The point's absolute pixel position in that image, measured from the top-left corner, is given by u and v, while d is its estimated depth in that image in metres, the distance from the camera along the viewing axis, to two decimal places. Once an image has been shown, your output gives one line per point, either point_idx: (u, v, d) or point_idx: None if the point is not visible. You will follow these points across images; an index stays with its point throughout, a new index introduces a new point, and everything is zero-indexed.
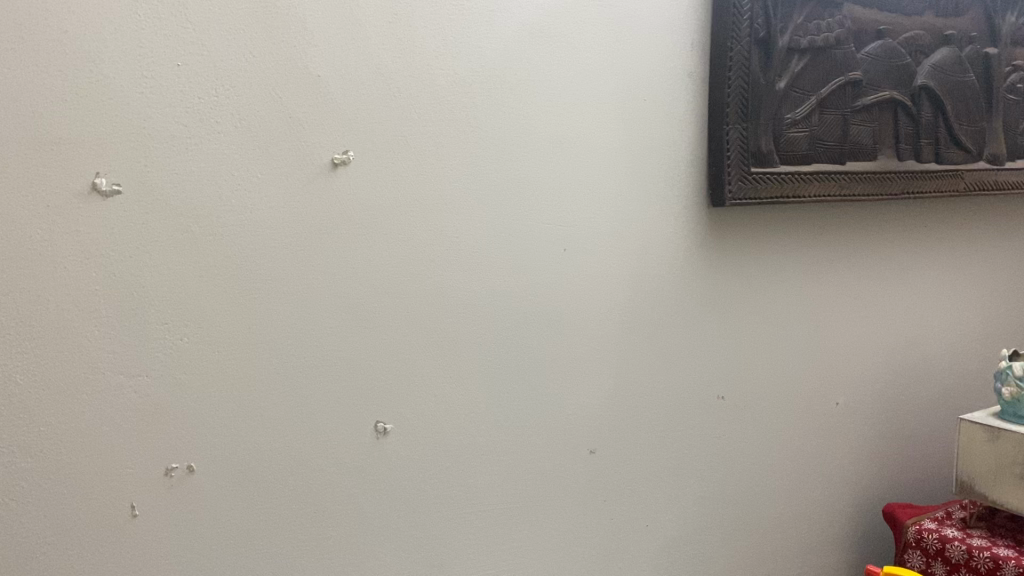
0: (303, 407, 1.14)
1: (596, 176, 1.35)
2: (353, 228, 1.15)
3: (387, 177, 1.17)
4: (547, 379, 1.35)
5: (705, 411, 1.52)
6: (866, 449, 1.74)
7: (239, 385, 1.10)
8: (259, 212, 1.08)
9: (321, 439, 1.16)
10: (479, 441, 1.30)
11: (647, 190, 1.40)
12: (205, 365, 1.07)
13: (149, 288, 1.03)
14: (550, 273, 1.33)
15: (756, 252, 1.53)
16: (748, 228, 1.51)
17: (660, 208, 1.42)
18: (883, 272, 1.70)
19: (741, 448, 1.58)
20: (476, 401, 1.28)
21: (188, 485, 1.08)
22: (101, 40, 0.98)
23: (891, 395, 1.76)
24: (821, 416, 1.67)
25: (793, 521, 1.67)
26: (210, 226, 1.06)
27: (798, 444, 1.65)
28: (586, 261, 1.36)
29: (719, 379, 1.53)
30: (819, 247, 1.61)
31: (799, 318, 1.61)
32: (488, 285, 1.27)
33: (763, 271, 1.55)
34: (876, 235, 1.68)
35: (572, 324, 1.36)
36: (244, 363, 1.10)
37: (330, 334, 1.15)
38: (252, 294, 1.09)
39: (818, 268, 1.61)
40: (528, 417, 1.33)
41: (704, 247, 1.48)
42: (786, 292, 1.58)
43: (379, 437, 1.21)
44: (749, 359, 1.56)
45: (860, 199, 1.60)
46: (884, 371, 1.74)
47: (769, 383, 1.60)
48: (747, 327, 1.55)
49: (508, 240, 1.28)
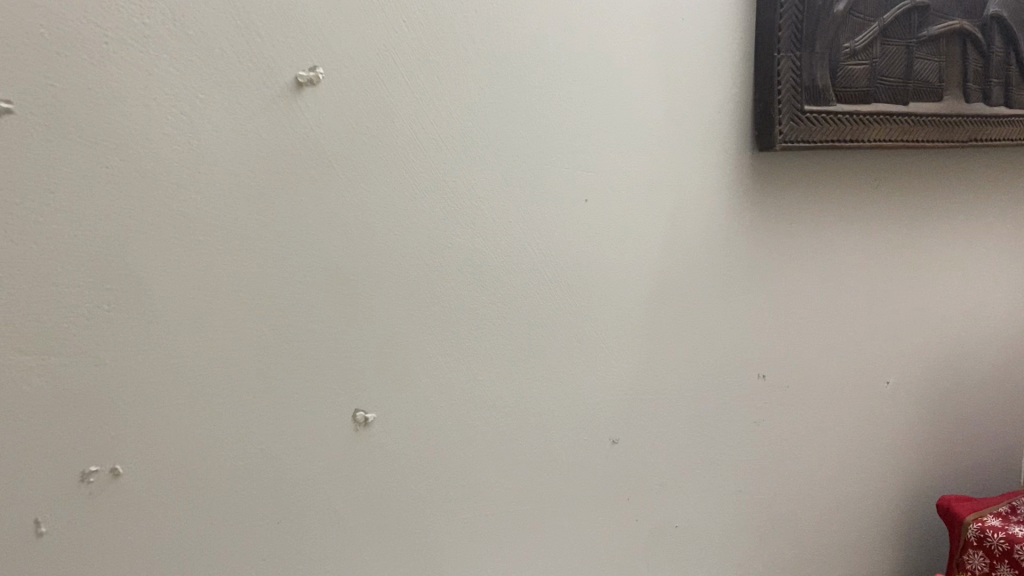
0: (250, 392, 0.91)
1: (626, 110, 1.12)
2: (325, 169, 0.92)
3: (367, 108, 0.94)
4: (561, 356, 1.12)
5: (742, 393, 1.31)
6: (921, 436, 1.53)
7: (178, 365, 0.87)
8: (201, 146, 0.85)
9: (279, 433, 0.93)
10: (481, 431, 1.07)
11: (681, 130, 1.17)
12: (133, 340, 0.84)
13: (57, 242, 0.80)
14: (566, 228, 1.10)
15: (803, 207, 1.31)
16: (795, 178, 1.29)
17: (696, 154, 1.19)
18: (944, 233, 1.48)
19: (782, 435, 1.37)
20: (476, 382, 1.06)
21: (115, 492, 0.86)
22: None
23: (949, 376, 1.54)
24: (870, 397, 1.46)
25: (839, 518, 1.46)
26: (136, 162, 0.82)
27: (844, 430, 1.44)
28: (608, 214, 1.13)
29: (758, 356, 1.31)
30: (873, 202, 1.38)
31: (850, 285, 1.39)
32: (493, 242, 1.05)
33: (806, 232, 1.32)
34: (938, 189, 1.45)
35: (592, 290, 1.13)
36: (185, 337, 0.87)
37: (296, 302, 0.92)
38: (194, 250, 0.86)
39: (872, 226, 1.39)
40: (539, 401, 1.11)
41: (744, 202, 1.25)
42: (835, 255, 1.36)
43: (358, 428, 0.99)
44: (793, 332, 1.35)
45: (923, 146, 1.37)
46: (941, 350, 1.52)
47: (814, 360, 1.38)
48: (790, 295, 1.33)
49: (511, 190, 1.05)
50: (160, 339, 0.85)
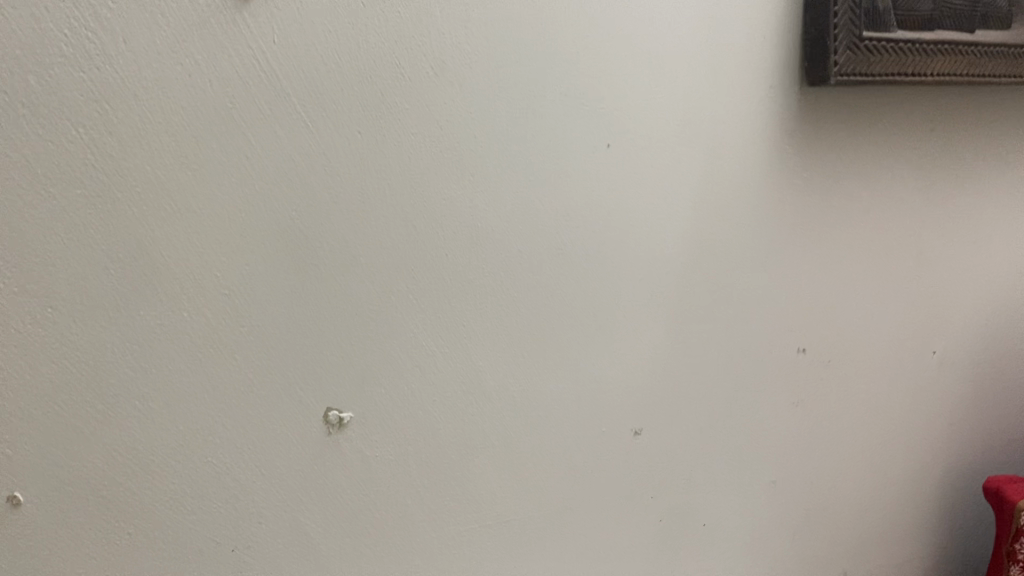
0: (198, 395, 0.74)
1: (653, 35, 0.92)
2: (279, 109, 0.73)
3: (329, 30, 0.74)
4: (575, 333, 0.94)
5: (779, 370, 1.14)
6: (972, 414, 1.36)
7: (91, 363, 0.70)
8: (109, 82, 0.67)
9: (232, 442, 0.76)
10: (480, 427, 0.90)
11: (716, 61, 0.97)
12: (27, 331, 0.67)
13: None
14: (579, 182, 0.91)
15: (850, 155, 1.12)
16: (841, 120, 1.10)
17: (733, 92, 1.00)
18: (1005, 184, 1.29)
19: (819, 419, 1.20)
20: (474, 369, 0.88)
21: (16, 523, 0.69)
22: None
23: (1004, 347, 1.36)
24: (918, 372, 1.29)
25: (880, 507, 1.30)
26: (17, 105, 0.64)
27: (888, 410, 1.27)
28: (628, 163, 0.94)
29: (797, 328, 1.14)
30: (929, 149, 1.20)
31: (900, 245, 1.21)
32: (489, 198, 0.86)
33: (850, 186, 1.14)
34: (1000, 133, 1.26)
35: (610, 254, 0.95)
36: (99, 328, 0.69)
37: (243, 277, 0.74)
38: (106, 219, 0.68)
39: (926, 177, 1.21)
40: (549, 389, 0.94)
41: (784, 151, 1.06)
42: (884, 211, 1.18)
43: (331, 430, 0.81)
44: (835, 301, 1.17)
45: (993, 81, 1.17)
46: (996, 318, 1.34)
47: (858, 331, 1.21)
48: (833, 258, 1.15)
49: (514, 143, 0.87)
50: (72, 335, 0.68)
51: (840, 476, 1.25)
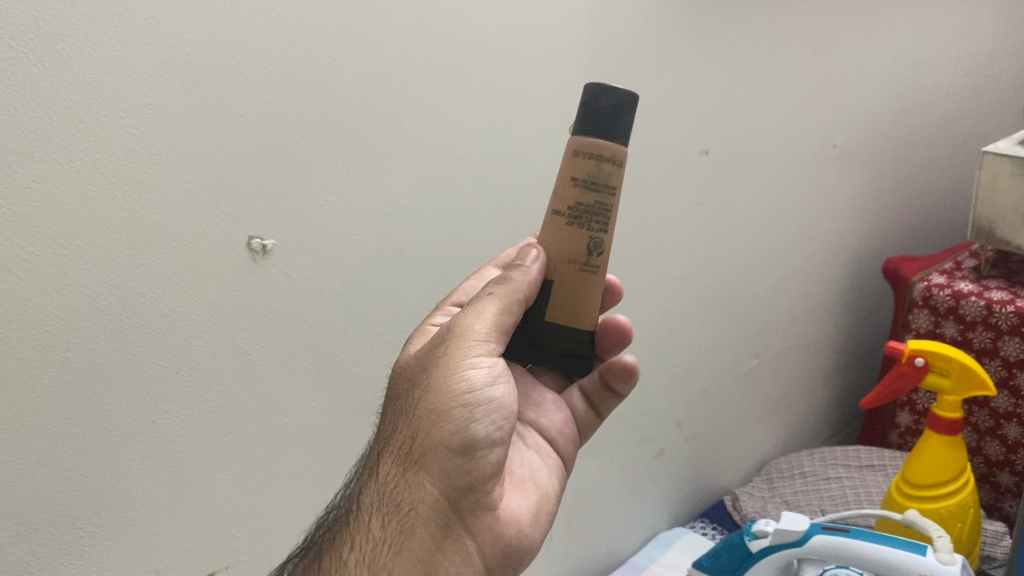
0: (173, 437, 0.57)
1: (505, 29, 0.67)
2: (277, 157, 0.57)
3: (347, 69, 0.59)
4: (290, 434, 0.64)
5: (689, 183, 0.87)
6: (697, 396, 0.98)
7: (115, 322, 0.53)
8: (261, 33, 0.54)
9: (153, 513, 0.58)
10: (262, 522, 0.65)
11: (563, 32, 0.71)
12: (85, 259, 0.50)
13: (31, 97, 0.46)
14: (372, 264, 0.65)
15: (728, 38, 0.83)
16: (730, 15, 0.82)
17: (576, 49, 0.73)
18: (875, 117, 1.06)
19: (617, 413, 0.87)
20: (235, 463, 0.62)
21: None
22: (92, 87, 0.48)
23: (747, 351, 1.02)
24: (736, 327, 0.99)
25: (619, 495, 0.93)
26: (132, 27, 0.49)
27: (693, 362, 0.96)
28: (418, 215, 0.67)
29: (699, 140, 0.86)
30: (797, 68, 0.92)
31: (752, 172, 0.93)
32: (328, 264, 0.62)
33: (679, 41, 0.79)
34: (877, 65, 1.04)
35: (358, 342, 0.66)
36: (129, 307, 0.53)
37: (174, 307, 0.55)
38: (130, 209, 0.51)
39: (779, 112, 0.93)
40: (299, 472, 0.66)
41: (689, 52, 0.81)
42: (721, 132, 0.87)
43: (213, 502, 0.61)
44: (732, 157, 0.90)
45: (849, 19, 0.96)
46: (804, 350, 1.11)
47: (747, 212, 0.94)
48: (714, 133, 0.87)
49: (368, 194, 0.63)
50: (186, 336, 0.56)
51: (721, 305, 0.96)
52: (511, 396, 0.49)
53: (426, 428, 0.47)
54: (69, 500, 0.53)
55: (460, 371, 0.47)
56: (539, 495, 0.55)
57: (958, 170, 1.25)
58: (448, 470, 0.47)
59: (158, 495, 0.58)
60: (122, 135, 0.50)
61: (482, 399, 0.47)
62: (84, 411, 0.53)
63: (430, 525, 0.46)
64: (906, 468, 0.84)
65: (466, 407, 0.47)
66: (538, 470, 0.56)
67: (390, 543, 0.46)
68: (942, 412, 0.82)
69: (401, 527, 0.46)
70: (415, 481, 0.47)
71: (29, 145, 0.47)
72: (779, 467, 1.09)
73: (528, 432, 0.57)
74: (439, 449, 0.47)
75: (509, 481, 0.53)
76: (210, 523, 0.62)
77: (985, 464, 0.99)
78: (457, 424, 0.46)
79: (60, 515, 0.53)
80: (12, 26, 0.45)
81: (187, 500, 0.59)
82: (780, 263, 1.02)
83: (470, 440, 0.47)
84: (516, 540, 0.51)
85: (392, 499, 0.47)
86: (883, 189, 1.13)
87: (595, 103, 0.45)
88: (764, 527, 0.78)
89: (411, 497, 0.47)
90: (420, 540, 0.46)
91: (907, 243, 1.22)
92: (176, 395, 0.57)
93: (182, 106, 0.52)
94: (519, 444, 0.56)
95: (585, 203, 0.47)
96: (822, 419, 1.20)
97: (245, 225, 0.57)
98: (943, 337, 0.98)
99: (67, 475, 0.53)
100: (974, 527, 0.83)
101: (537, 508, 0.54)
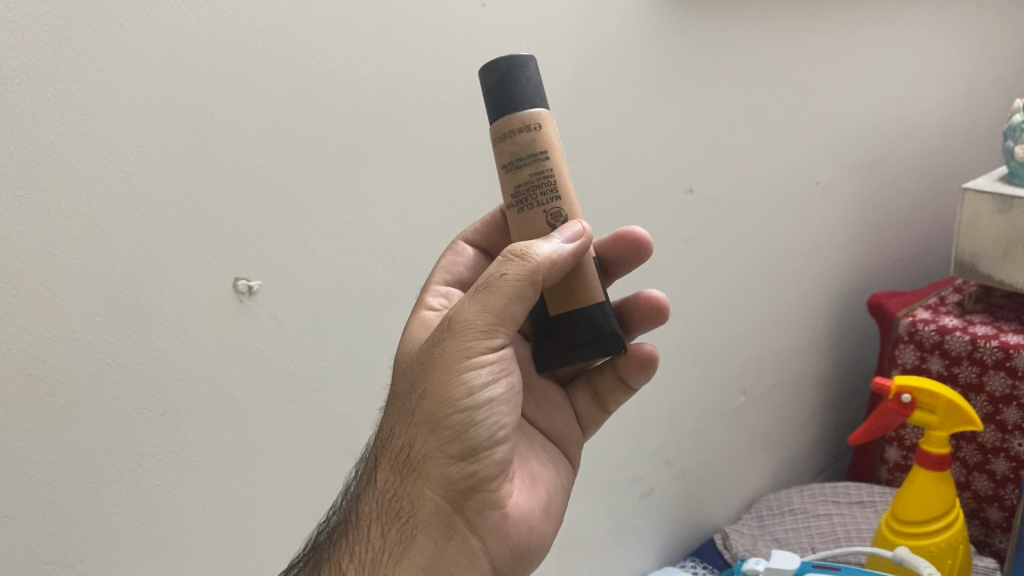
0: (159, 480, 0.57)
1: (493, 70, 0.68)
2: (265, 199, 0.57)
3: (335, 112, 0.59)
4: (275, 475, 0.64)
5: (674, 220, 0.87)
6: (685, 434, 0.98)
7: (101, 366, 0.52)
8: (253, 76, 0.55)
9: (134, 559, 0.57)
10: (243, 566, 0.64)
11: (550, 72, 0.72)
12: (73, 301, 0.50)
13: (14, 141, 0.46)
14: (361, 304, 0.65)
15: (711, 78, 0.85)
16: (712, 57, 0.84)
17: (565, 89, 0.73)
18: (857, 154, 1.07)
19: (604, 449, 0.87)
20: (221, 506, 0.61)
21: None
22: (81, 129, 0.49)
23: (736, 386, 1.02)
24: (723, 363, 1.00)
25: (607, 533, 0.92)
26: (119, 69, 0.49)
27: (682, 397, 0.96)
28: (408, 254, 0.67)
29: (684, 180, 0.87)
30: (780, 107, 0.94)
31: (737, 208, 0.94)
32: (315, 304, 0.62)
33: (663, 80, 0.81)
34: (860, 102, 1.05)
35: (347, 381, 0.66)
36: (116, 351, 0.53)
37: (159, 351, 0.55)
38: (117, 251, 0.51)
39: (763, 150, 0.94)
40: (283, 514, 0.65)
41: (673, 90, 0.82)
42: (706, 170, 0.88)
43: (196, 545, 0.60)
44: (717, 195, 0.91)
45: (830, 59, 0.98)
46: (791, 386, 1.11)
47: (733, 248, 0.95)
48: (698, 170, 0.87)
49: (357, 234, 0.63)
50: (171, 378, 0.56)
51: (709, 342, 0.97)
52: (512, 386, 0.49)
53: (426, 433, 0.47)
54: (51, 546, 0.53)
55: (460, 374, 0.46)
56: (550, 492, 0.55)
57: (939, 206, 1.26)
58: (446, 476, 0.48)
59: (140, 539, 0.57)
60: (109, 176, 0.50)
61: (480, 399, 0.47)
62: (69, 455, 0.52)
63: (433, 532, 0.48)
64: (896, 503, 0.84)
65: (468, 410, 0.47)
66: (547, 466, 0.57)
67: (391, 552, 0.48)
68: (928, 448, 0.82)
69: (401, 535, 0.48)
70: (414, 489, 0.48)
71: (15, 188, 0.47)
72: (769, 504, 1.08)
73: (532, 428, 0.58)
74: (437, 454, 0.47)
75: (520, 480, 0.54)
76: (193, 568, 0.61)
77: (974, 499, 0.99)
78: (455, 428, 0.47)
79: (41, 561, 0.53)
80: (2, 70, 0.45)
81: (169, 545, 0.59)
82: (766, 299, 1.02)
83: (468, 445, 0.47)
84: (531, 540, 0.52)
85: (392, 506, 0.49)
86: (868, 225, 1.14)
87: (487, 87, 0.47)
88: (754, 566, 0.76)
89: (411, 504, 0.48)
90: (422, 545, 0.48)
91: (891, 279, 1.22)
92: (162, 438, 0.56)
93: (171, 148, 0.52)
94: (526, 440, 0.57)
95: (512, 184, 0.48)
96: (811, 455, 1.20)
97: (233, 265, 0.57)
98: (930, 372, 0.99)
99: (49, 521, 0.52)
100: (965, 562, 0.83)
101: (548, 507, 0.54)
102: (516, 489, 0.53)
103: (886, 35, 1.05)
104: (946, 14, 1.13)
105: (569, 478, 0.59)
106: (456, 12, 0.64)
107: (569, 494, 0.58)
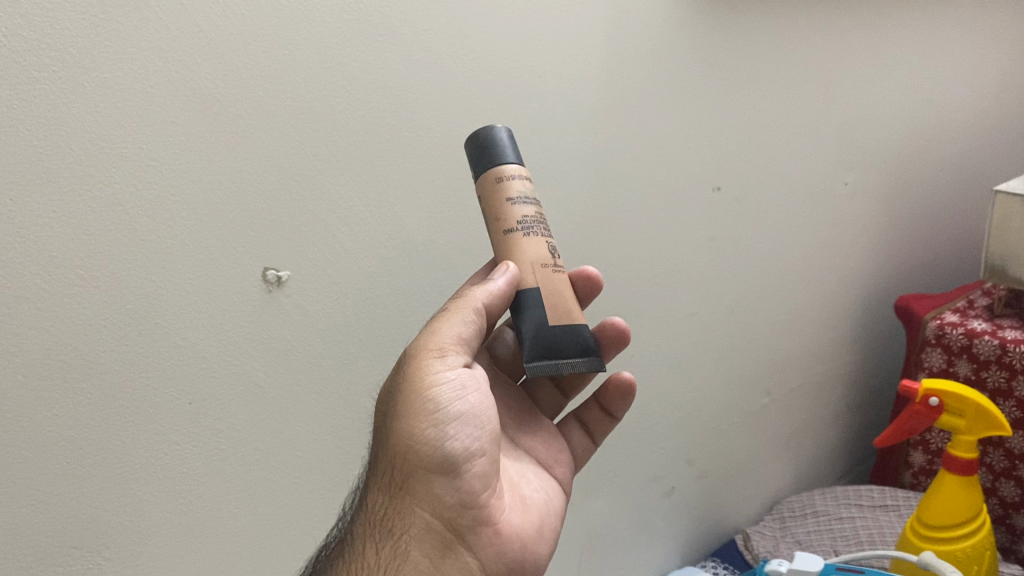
0: (185, 468, 0.57)
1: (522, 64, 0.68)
2: (295, 188, 0.58)
3: (365, 104, 0.59)
4: (300, 465, 0.64)
5: (699, 219, 0.87)
6: (707, 435, 0.97)
7: (130, 353, 0.53)
8: (283, 68, 0.55)
9: (161, 544, 0.58)
10: (268, 554, 0.64)
11: (578, 68, 0.72)
12: (104, 289, 0.51)
13: (47, 128, 0.47)
14: (387, 297, 0.65)
15: (739, 76, 0.84)
16: (740, 55, 0.83)
17: (593, 84, 0.73)
18: (885, 155, 1.06)
19: (623, 447, 0.87)
20: (246, 493, 0.61)
21: None
22: (113, 119, 0.49)
23: (759, 387, 1.02)
24: (747, 364, 0.99)
25: (627, 532, 0.92)
26: (151, 59, 0.50)
27: (704, 397, 0.95)
28: (433, 248, 0.67)
29: (711, 179, 0.86)
30: (808, 106, 0.93)
31: (763, 208, 0.93)
32: (342, 295, 0.62)
33: (691, 79, 0.80)
34: (889, 103, 1.04)
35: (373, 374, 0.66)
36: (145, 338, 0.53)
37: (188, 339, 0.55)
38: (149, 240, 0.52)
39: (790, 150, 0.93)
40: (308, 503, 0.65)
41: (701, 87, 0.81)
42: (732, 168, 0.88)
43: (220, 533, 0.61)
44: (743, 194, 0.90)
45: (860, 58, 0.97)
46: (814, 388, 1.10)
47: (759, 248, 0.94)
48: (725, 168, 0.87)
49: (385, 226, 0.63)
50: (200, 367, 0.56)
51: (733, 341, 0.96)
52: (486, 403, 0.51)
53: (405, 452, 0.49)
54: (79, 531, 0.54)
55: (428, 390, 0.49)
56: (541, 513, 0.55)
57: (968, 209, 1.25)
58: (432, 492, 0.49)
59: (166, 527, 0.58)
60: (142, 165, 0.51)
61: (452, 413, 0.49)
62: (98, 441, 0.53)
63: (425, 548, 0.49)
64: (922, 507, 0.83)
65: (437, 424, 0.49)
66: (541, 488, 0.57)
67: (384, 569, 0.48)
68: (956, 452, 0.81)
69: (394, 552, 0.49)
70: (404, 507, 0.49)
71: (49, 176, 0.47)
72: (791, 506, 1.07)
73: (525, 447, 0.58)
74: (420, 471, 0.49)
75: (512, 500, 0.54)
76: (219, 556, 0.61)
77: (1000, 505, 0.98)
78: (431, 442, 0.48)
79: (69, 546, 0.53)
80: (38, 58, 0.46)
81: (196, 532, 0.59)
82: (791, 300, 1.01)
83: (448, 459, 0.48)
84: (524, 558, 0.52)
85: (385, 526, 0.49)
86: (895, 227, 1.13)
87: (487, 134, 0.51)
88: (777, 567, 0.76)
89: (402, 522, 0.49)
90: (416, 562, 0.48)
91: (918, 281, 1.21)
92: (189, 427, 0.57)
93: (202, 139, 0.53)
94: (518, 461, 0.57)
95: (518, 215, 0.50)
96: (834, 458, 1.19)
97: (263, 255, 0.57)
98: (957, 377, 0.98)
99: (78, 507, 0.53)
100: (992, 566, 0.82)
101: (540, 526, 0.54)
102: (508, 508, 0.53)
103: (916, 35, 1.04)
104: (977, 14, 1.12)
105: (562, 500, 0.59)
106: (487, 7, 0.64)
107: (562, 518, 0.57)
